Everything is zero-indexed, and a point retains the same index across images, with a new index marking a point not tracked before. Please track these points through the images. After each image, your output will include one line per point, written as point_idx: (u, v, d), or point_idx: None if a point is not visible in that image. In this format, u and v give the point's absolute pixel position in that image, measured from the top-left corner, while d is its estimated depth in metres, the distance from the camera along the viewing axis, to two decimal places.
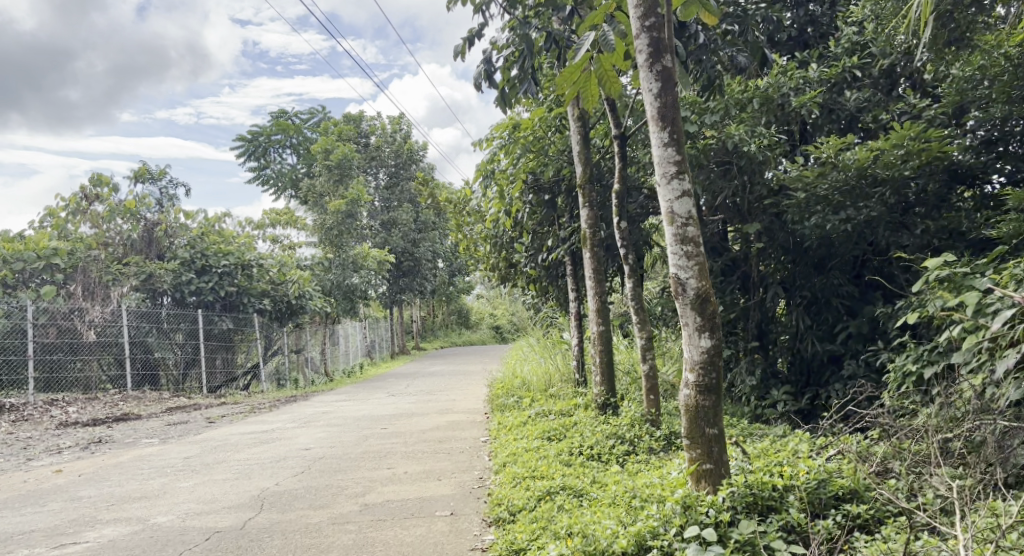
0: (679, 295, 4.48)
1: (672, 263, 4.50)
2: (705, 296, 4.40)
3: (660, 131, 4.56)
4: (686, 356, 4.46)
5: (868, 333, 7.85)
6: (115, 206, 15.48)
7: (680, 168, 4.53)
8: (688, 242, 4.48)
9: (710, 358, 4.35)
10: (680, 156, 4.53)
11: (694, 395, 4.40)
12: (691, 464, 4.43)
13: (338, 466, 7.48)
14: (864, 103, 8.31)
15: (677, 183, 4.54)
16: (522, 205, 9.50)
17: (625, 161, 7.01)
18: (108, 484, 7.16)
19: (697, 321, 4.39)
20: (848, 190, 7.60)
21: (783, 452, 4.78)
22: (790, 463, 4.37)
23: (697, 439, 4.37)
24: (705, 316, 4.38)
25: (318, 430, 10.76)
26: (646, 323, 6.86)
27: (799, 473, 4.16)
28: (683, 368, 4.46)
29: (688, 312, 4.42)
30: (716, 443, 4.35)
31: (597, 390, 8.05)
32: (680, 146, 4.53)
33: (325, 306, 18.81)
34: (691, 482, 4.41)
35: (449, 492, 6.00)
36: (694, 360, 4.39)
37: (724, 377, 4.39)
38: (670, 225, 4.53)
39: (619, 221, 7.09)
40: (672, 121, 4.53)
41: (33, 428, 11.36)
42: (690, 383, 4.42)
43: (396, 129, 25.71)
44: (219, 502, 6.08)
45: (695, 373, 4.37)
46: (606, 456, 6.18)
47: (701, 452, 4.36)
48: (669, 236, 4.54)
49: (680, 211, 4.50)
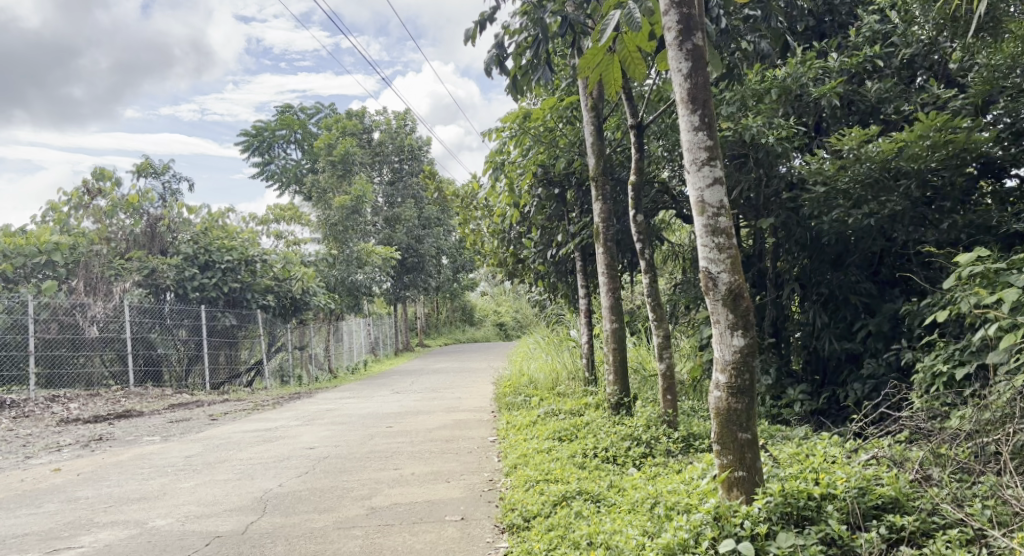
0: (710, 291, 4.25)
1: (703, 256, 4.27)
2: (738, 291, 4.17)
3: (690, 113, 4.33)
4: (716, 356, 4.22)
5: (890, 331, 7.60)
6: (117, 201, 15.29)
7: (711, 154, 4.31)
8: (719, 234, 4.25)
9: (743, 358, 4.12)
10: (712, 142, 4.30)
11: (726, 397, 4.17)
12: (722, 471, 4.20)
13: (343, 466, 7.26)
14: (885, 94, 8.05)
15: (708, 169, 4.32)
16: (530, 199, 9.27)
17: (641, 152, 6.76)
18: (107, 484, 6.95)
19: (729, 318, 4.16)
20: (870, 183, 7.33)
21: (814, 456, 4.54)
22: (825, 470, 4.14)
23: (729, 444, 4.14)
24: (738, 313, 4.15)
25: (321, 429, 10.56)
26: (663, 320, 6.61)
27: (837, 481, 3.93)
28: (713, 370, 4.23)
29: (719, 309, 4.19)
30: (748, 448, 4.11)
31: (609, 389, 7.79)
32: (712, 130, 4.31)
33: (329, 302, 18.58)
34: (721, 490, 4.17)
35: (459, 495, 5.77)
36: (726, 360, 4.16)
37: (757, 378, 4.16)
38: (701, 215, 4.32)
39: (635, 213, 6.83)
40: (704, 103, 4.29)
41: (33, 424, 11.17)
42: (722, 384, 4.18)
43: (401, 125, 25.51)
44: (221, 504, 5.86)
45: (727, 374, 4.14)
46: (622, 459, 5.93)
47: (733, 458, 4.13)
48: (699, 227, 4.33)
49: (711, 200, 4.28)
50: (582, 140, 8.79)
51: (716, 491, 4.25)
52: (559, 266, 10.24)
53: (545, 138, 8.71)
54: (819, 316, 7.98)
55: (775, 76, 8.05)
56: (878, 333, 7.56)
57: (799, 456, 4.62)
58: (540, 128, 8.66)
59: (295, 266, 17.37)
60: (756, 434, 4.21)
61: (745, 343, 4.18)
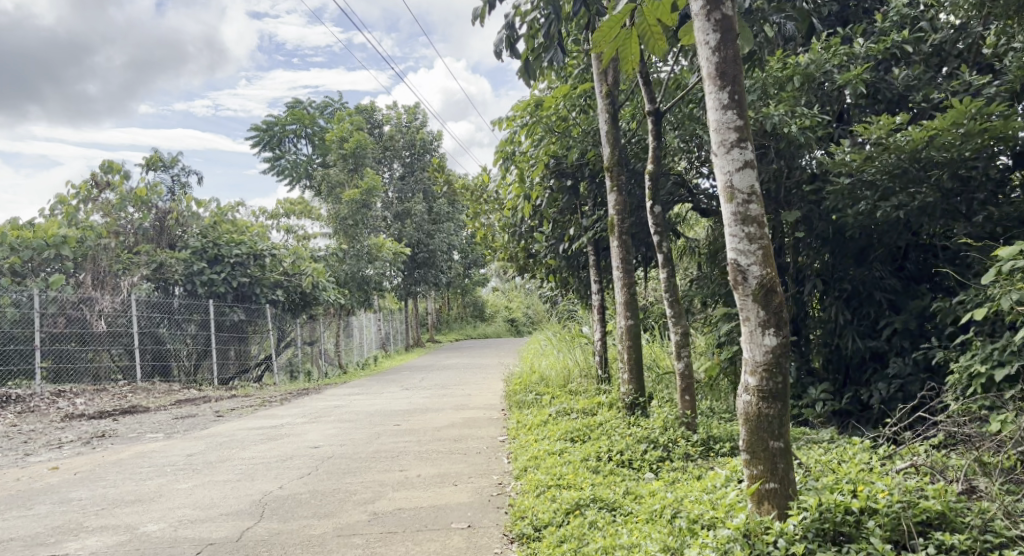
0: (739, 286, 3.94)
1: (732, 247, 3.97)
2: (770, 285, 3.86)
3: (717, 91, 4.03)
4: (746, 357, 3.92)
5: (916, 329, 7.27)
6: (126, 194, 15.10)
7: (742, 135, 4.01)
8: (750, 223, 3.95)
9: (775, 360, 3.81)
10: (742, 121, 4.00)
11: (756, 402, 3.86)
12: (751, 482, 3.89)
13: (347, 467, 7.00)
14: (913, 81, 7.74)
15: (738, 152, 4.02)
16: (542, 191, 8.97)
17: (659, 140, 6.45)
18: (104, 484, 6.72)
19: (760, 316, 3.85)
20: (899, 173, 6.99)
21: (848, 463, 4.25)
22: (863, 480, 3.85)
23: (759, 453, 3.84)
24: (771, 310, 3.84)
25: (328, 426, 10.32)
26: (682, 316, 6.30)
27: (879, 493, 3.63)
28: (743, 371, 3.93)
29: (750, 306, 3.89)
30: (781, 458, 3.81)
31: (624, 388, 7.48)
32: (742, 108, 4.00)
33: (339, 298, 18.35)
34: (751, 504, 3.86)
35: (466, 500, 5.50)
36: (756, 361, 3.85)
37: (791, 381, 3.85)
38: (729, 202, 4.01)
39: (653, 205, 6.51)
40: (733, 79, 3.99)
41: (37, 420, 10.97)
42: (751, 387, 3.88)
43: (411, 119, 25.25)
44: (217, 507, 5.61)
45: (758, 376, 3.83)
46: (638, 463, 5.64)
47: (764, 468, 3.83)
48: (727, 215, 4.02)
49: (741, 185, 3.98)
50: (596, 129, 8.48)
51: (745, 504, 3.94)
52: (571, 260, 9.93)
53: (557, 128, 8.41)
54: (842, 313, 7.64)
55: (798, 62, 7.70)
56: (905, 332, 7.24)
57: (831, 463, 4.32)
58: (552, 117, 8.35)
59: (305, 261, 17.07)
60: (788, 441, 3.91)
61: (778, 343, 3.87)
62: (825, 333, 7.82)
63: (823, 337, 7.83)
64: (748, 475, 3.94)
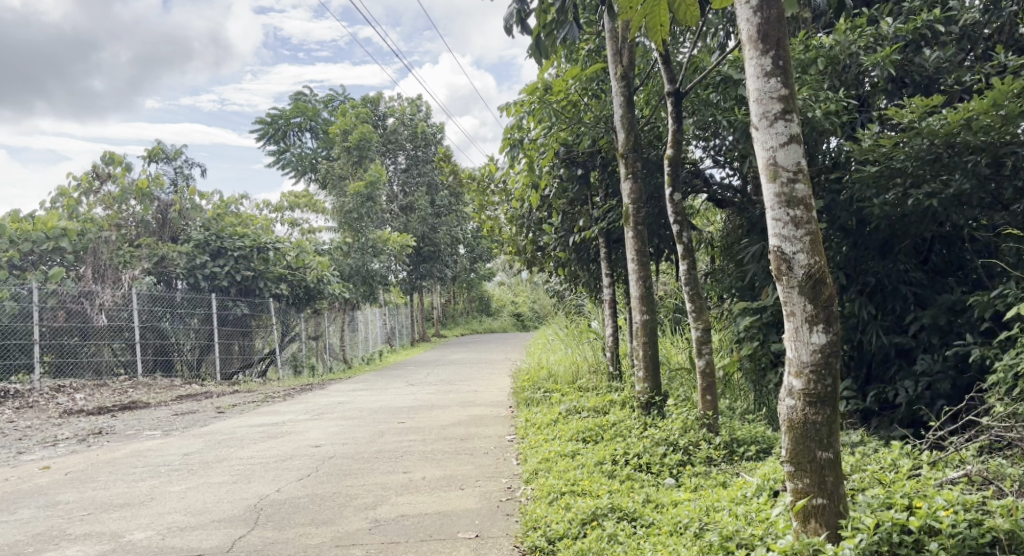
0: (783, 276, 3.60)
1: (775, 233, 3.63)
2: (819, 277, 3.52)
3: (760, 56, 3.70)
4: (791, 358, 3.58)
5: (946, 325, 6.88)
6: (128, 186, 14.77)
7: (786, 105, 3.68)
8: (796, 205, 3.62)
9: (823, 361, 3.48)
10: (787, 90, 3.67)
11: (802, 406, 3.52)
12: (796, 498, 3.56)
13: (349, 468, 6.68)
14: (944, 63, 7.26)
15: (782, 125, 3.69)
16: (551, 179, 8.61)
17: (679, 123, 6.09)
18: (94, 486, 6.41)
19: (807, 311, 3.51)
20: (932, 159, 6.60)
21: (896, 474, 3.92)
22: (921, 495, 3.52)
23: (805, 465, 3.52)
24: (819, 304, 3.50)
25: (331, 424, 9.99)
26: (703, 311, 5.95)
27: (940, 513, 3.30)
28: (786, 373, 3.59)
29: (795, 299, 3.55)
30: (829, 471, 3.49)
31: (639, 387, 7.12)
32: (788, 75, 3.67)
33: (345, 291, 17.97)
34: (796, 522, 3.53)
35: (473, 507, 5.17)
36: (802, 362, 3.52)
37: (840, 385, 3.52)
38: (773, 181, 3.68)
39: (672, 192, 6.14)
40: (777, 42, 3.67)
41: (35, 416, 10.69)
42: (796, 391, 3.55)
43: (415, 111, 24.84)
44: (209, 514, 5.29)
45: (804, 379, 3.50)
46: (657, 468, 5.30)
47: (810, 482, 3.51)
48: (770, 196, 3.69)
49: (785, 162, 3.65)
50: (607, 115, 8.09)
51: (788, 523, 3.61)
52: (581, 253, 9.52)
53: (567, 113, 8.01)
54: (865, 307, 7.23)
55: (821, 44, 7.34)
56: (934, 327, 6.84)
57: (873, 473, 3.97)
58: (562, 100, 7.96)
59: (309, 255, 16.72)
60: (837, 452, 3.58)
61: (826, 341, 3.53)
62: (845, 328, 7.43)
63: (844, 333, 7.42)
64: (790, 489, 3.62)
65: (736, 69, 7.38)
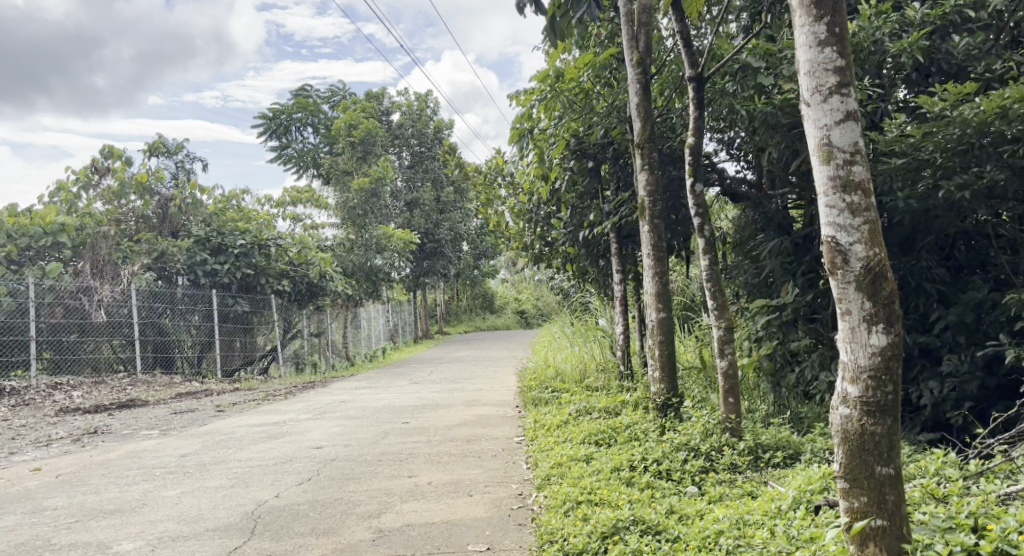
0: (838, 270, 3.34)
1: (830, 221, 3.37)
2: (879, 270, 3.26)
3: (813, 22, 3.47)
4: (846, 363, 3.33)
5: (973, 324, 6.53)
6: (127, 180, 14.43)
7: (843, 77, 3.44)
8: (854, 190, 3.36)
9: (884, 364, 3.23)
10: (844, 60, 3.43)
11: (859, 416, 3.27)
12: (852, 518, 3.32)
13: (351, 472, 6.38)
14: (973, 50, 6.93)
15: (838, 100, 3.44)
16: (562, 171, 8.25)
17: (701, 111, 5.81)
18: (84, 490, 6.12)
19: (865, 309, 3.26)
20: (963, 150, 6.24)
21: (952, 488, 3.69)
22: (990, 517, 3.30)
23: (864, 483, 3.26)
24: (879, 301, 3.24)
25: (332, 424, 9.71)
26: (726, 309, 5.66)
27: (1015, 537, 3.08)
28: (840, 380, 3.34)
29: (853, 296, 3.29)
30: (890, 489, 3.24)
31: (654, 388, 6.81)
32: (843, 45, 3.43)
33: (347, 287, 17.68)
34: (853, 546, 3.28)
35: (482, 516, 4.88)
36: (860, 367, 3.26)
37: (900, 394, 3.26)
38: (828, 163, 3.42)
39: (693, 183, 5.84)
40: (833, 9, 3.43)
41: (30, 414, 10.42)
42: (853, 400, 3.29)
43: (423, 107, 24.58)
44: (203, 522, 5.00)
45: (862, 385, 3.24)
46: (678, 475, 5.01)
47: (868, 501, 3.26)
48: (824, 179, 3.44)
49: (842, 141, 3.39)
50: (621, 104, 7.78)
51: (842, 546, 3.35)
52: (590, 248, 9.21)
53: (579, 102, 7.71)
54: None
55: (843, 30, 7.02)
56: (960, 326, 6.49)
57: (925, 485, 3.75)
58: (573, 89, 7.65)
59: (311, 251, 16.45)
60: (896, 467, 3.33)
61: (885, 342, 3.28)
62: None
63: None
64: (843, 508, 3.36)
65: (756, 56, 6.99)
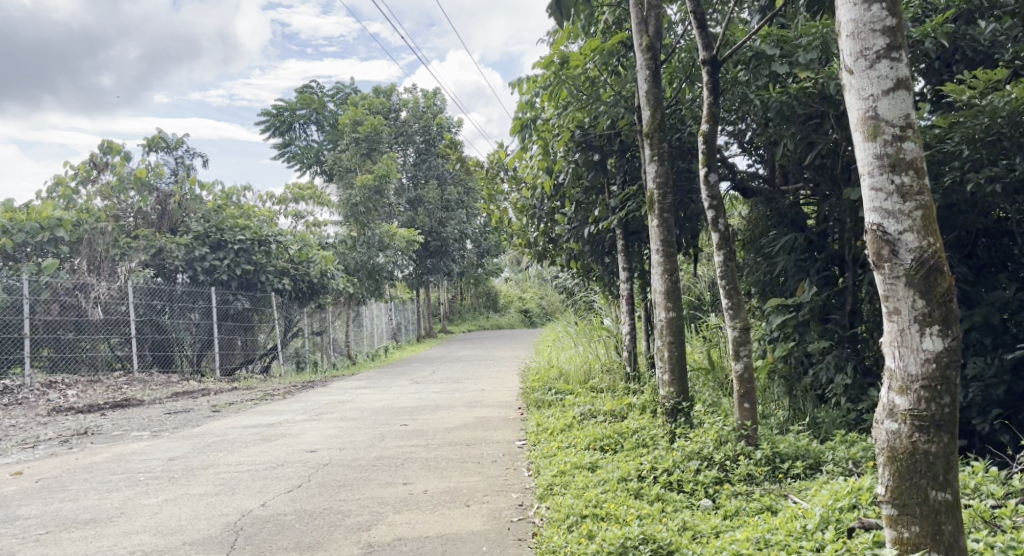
0: (886, 262, 3.12)
1: (876, 206, 3.14)
2: (933, 265, 3.03)
3: None
4: (895, 370, 3.12)
5: (999, 325, 6.13)
6: (126, 175, 14.13)
7: (892, 40, 3.20)
8: (904, 169, 3.12)
9: (937, 372, 3.01)
10: (893, 21, 3.20)
11: (909, 432, 3.07)
12: (902, 548, 3.12)
13: (344, 478, 6.06)
14: (1001, 36, 6.52)
15: (886, 67, 3.21)
16: (565, 164, 7.95)
17: (715, 96, 5.46)
18: (63, 497, 5.81)
19: (917, 309, 3.04)
20: (992, 141, 5.85)
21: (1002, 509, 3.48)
22: None
23: (916, 509, 3.07)
24: (933, 300, 3.02)
25: (329, 425, 9.38)
26: (741, 308, 5.31)
27: None
28: (888, 390, 3.13)
29: (904, 295, 3.07)
30: (945, 517, 3.04)
31: (664, 391, 6.45)
32: (892, 2, 3.20)
33: (349, 286, 17.36)
34: None
35: (479, 530, 4.55)
36: (911, 376, 3.05)
37: (957, 408, 3.04)
38: (873, 138, 3.19)
39: (707, 173, 5.49)
40: None
41: (21, 414, 10.11)
42: (902, 413, 3.09)
43: (429, 105, 24.29)
44: (182, 534, 4.68)
45: (913, 397, 3.03)
46: (691, 486, 4.68)
47: (921, 530, 3.06)
48: (869, 157, 3.21)
49: (891, 112, 3.15)
50: (629, 94, 7.43)
51: None
52: (596, 245, 8.87)
53: (585, 91, 7.37)
54: None
55: None
56: (987, 328, 6.08)
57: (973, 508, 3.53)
58: (580, 77, 7.25)
59: (312, 248, 16.11)
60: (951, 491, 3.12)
61: (939, 347, 3.06)
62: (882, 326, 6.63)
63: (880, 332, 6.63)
64: (889, 537, 3.17)
65: (770, 43, 6.65)
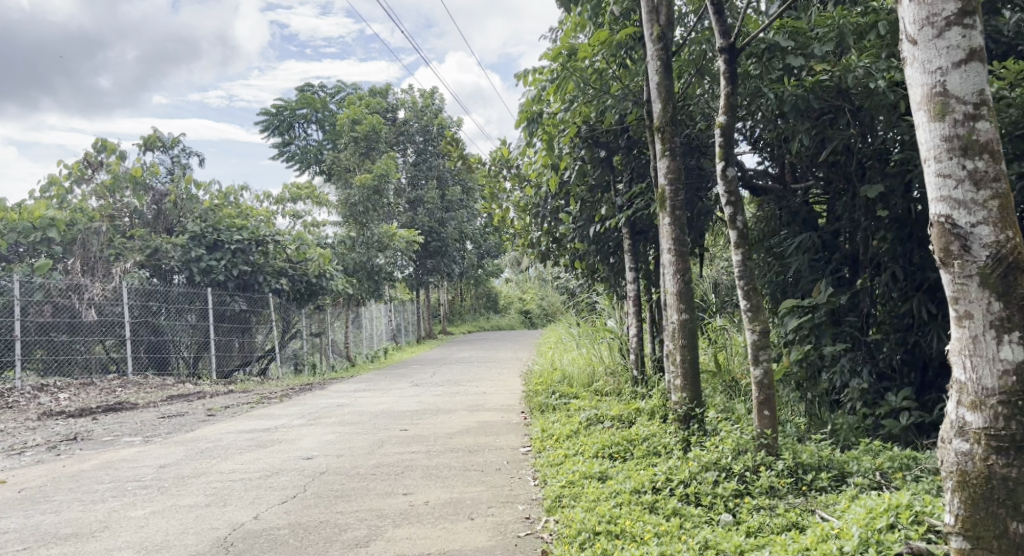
0: (955, 259, 3.07)
1: (946, 195, 3.10)
2: (1010, 263, 2.98)
3: None
4: (967, 388, 3.05)
5: None
6: (120, 174, 13.79)
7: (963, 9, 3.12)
8: (978, 153, 3.07)
9: (1015, 385, 2.94)
10: None
11: (983, 453, 2.98)
12: None
13: (341, 488, 5.78)
14: None
15: (954, 40, 3.13)
16: (571, 161, 7.68)
17: (733, 85, 5.19)
18: (46, 509, 5.53)
19: (993, 314, 2.98)
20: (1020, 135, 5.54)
21: None
22: None
23: (992, 534, 2.96)
24: (1009, 303, 2.96)
25: (326, 430, 9.10)
26: (760, 311, 5.04)
27: None
28: (960, 408, 3.05)
29: (979, 302, 3.01)
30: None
31: (676, 397, 6.18)
32: None
33: (349, 287, 17.10)
34: None
35: (484, 546, 4.27)
36: (986, 391, 2.98)
37: None
38: (941, 117, 3.13)
39: (724, 166, 5.21)
40: None
41: (11, 418, 9.83)
42: (977, 432, 3.00)
43: (428, 104, 24.00)
44: (168, 550, 4.40)
45: (990, 411, 2.95)
46: (710, 500, 4.40)
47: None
48: (937, 138, 3.15)
49: (961, 89, 3.09)
50: (637, 88, 7.14)
51: None
52: (602, 244, 8.58)
53: (593, 85, 7.08)
54: (925, 306, 6.12)
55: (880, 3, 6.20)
56: None
57: None
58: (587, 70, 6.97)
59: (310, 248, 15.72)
60: None
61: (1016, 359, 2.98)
62: (899, 328, 6.36)
63: (897, 334, 6.35)
64: None
65: (783, 34, 6.27)
